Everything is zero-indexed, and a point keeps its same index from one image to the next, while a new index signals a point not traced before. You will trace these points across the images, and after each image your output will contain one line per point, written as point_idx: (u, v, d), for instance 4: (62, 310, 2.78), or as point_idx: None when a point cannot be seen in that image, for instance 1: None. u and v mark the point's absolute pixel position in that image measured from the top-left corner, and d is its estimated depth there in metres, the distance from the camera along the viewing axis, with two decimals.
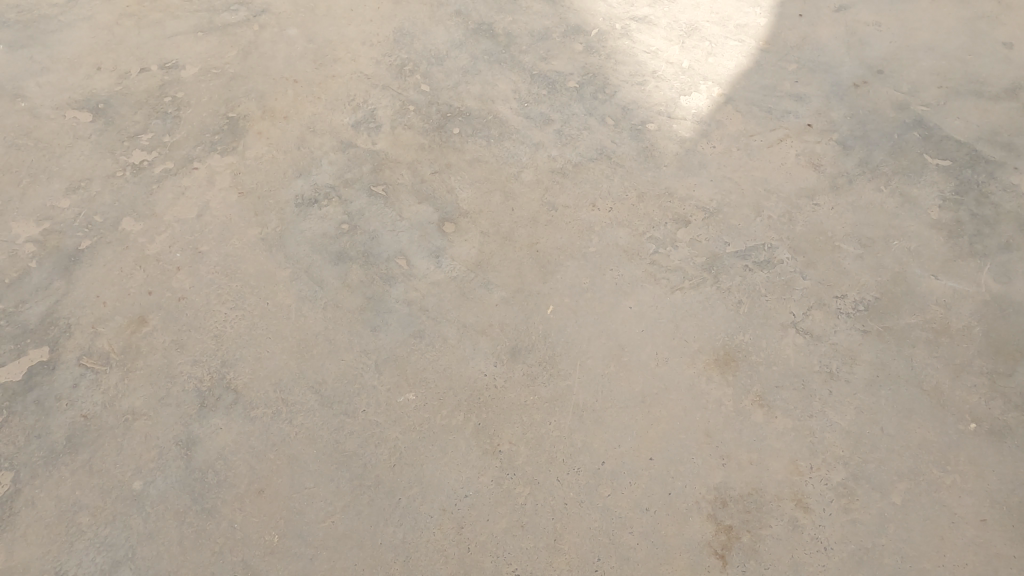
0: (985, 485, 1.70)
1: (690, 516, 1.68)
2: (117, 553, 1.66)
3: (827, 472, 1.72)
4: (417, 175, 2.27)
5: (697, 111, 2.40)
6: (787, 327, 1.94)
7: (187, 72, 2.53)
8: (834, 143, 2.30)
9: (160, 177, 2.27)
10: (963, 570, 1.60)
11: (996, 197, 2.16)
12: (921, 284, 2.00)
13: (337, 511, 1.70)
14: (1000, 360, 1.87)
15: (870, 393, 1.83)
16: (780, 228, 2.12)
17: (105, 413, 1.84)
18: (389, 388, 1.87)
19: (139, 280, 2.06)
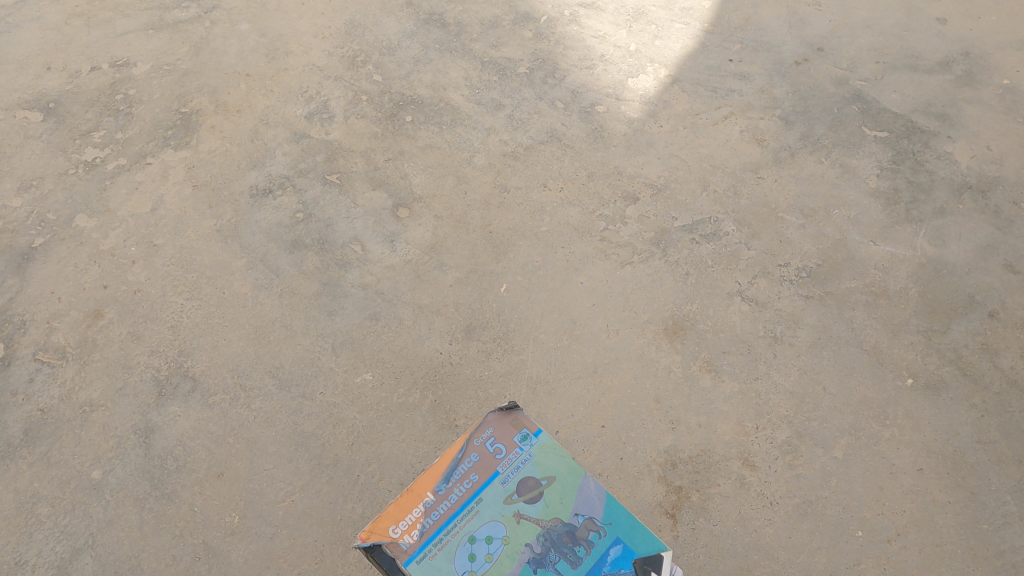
0: (922, 436, 1.77)
1: (641, 479, 1.73)
2: (76, 541, 1.67)
3: (772, 431, 1.79)
4: (371, 163, 2.29)
5: (645, 92, 2.45)
6: (733, 296, 2.00)
7: (139, 70, 2.53)
8: (776, 119, 2.36)
9: (113, 173, 2.27)
10: (902, 517, 1.68)
11: (931, 165, 2.24)
12: (861, 250, 2.08)
13: (297, 490, 1.73)
14: (935, 318, 1.95)
15: (812, 355, 1.89)
16: (725, 201, 2.18)
17: (62, 406, 1.85)
18: (347, 370, 1.90)
19: (93, 275, 2.07)
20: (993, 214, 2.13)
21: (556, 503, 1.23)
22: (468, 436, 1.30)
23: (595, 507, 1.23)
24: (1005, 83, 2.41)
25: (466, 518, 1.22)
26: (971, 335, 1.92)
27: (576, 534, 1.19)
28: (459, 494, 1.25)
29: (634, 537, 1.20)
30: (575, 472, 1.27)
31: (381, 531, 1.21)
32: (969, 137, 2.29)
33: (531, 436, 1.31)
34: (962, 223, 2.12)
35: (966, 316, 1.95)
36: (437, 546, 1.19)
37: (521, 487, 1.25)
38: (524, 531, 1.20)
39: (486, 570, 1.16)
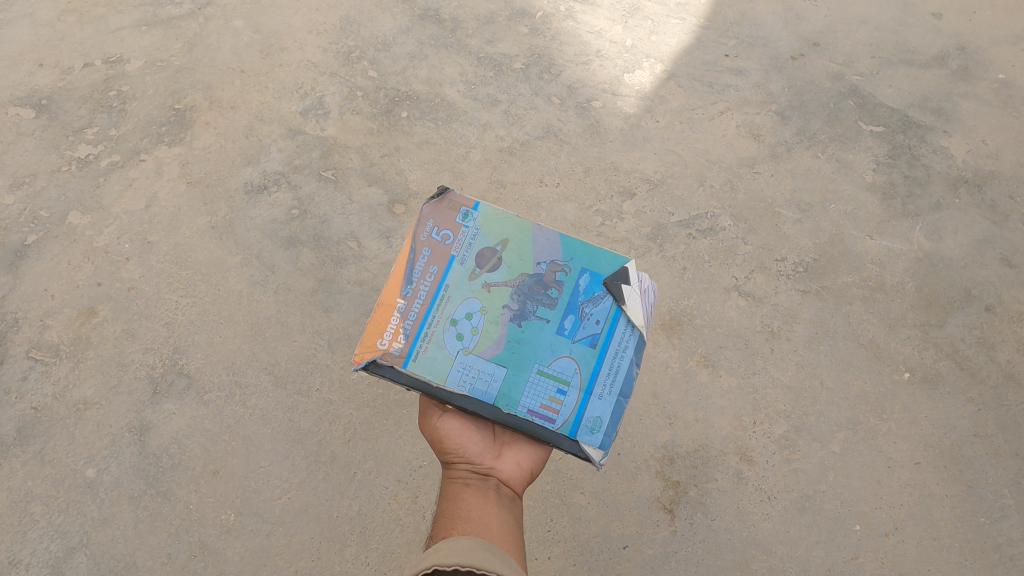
0: (919, 430, 1.78)
1: (638, 475, 1.73)
2: (71, 540, 1.67)
3: (770, 426, 1.79)
4: (367, 159, 2.27)
5: (641, 88, 2.42)
6: (730, 291, 1.99)
7: (133, 66, 2.47)
8: (773, 114, 2.35)
9: (106, 170, 2.25)
10: (899, 511, 1.68)
11: (927, 160, 2.24)
12: (858, 244, 2.07)
13: (293, 487, 1.73)
14: (932, 312, 1.95)
15: (810, 350, 1.89)
16: (722, 196, 2.17)
17: (56, 405, 1.84)
18: (343, 366, 1.89)
19: (87, 272, 2.05)
20: (989, 209, 2.13)
21: (516, 261, 1.30)
22: (414, 234, 1.30)
23: (551, 251, 1.31)
24: (1001, 78, 2.41)
25: (442, 305, 1.26)
26: (968, 329, 1.92)
27: (544, 281, 1.28)
28: (427, 289, 1.27)
29: (594, 262, 1.30)
30: (523, 228, 1.32)
31: (370, 348, 1.22)
32: (965, 132, 2.29)
33: (470, 212, 1.32)
34: (958, 218, 2.12)
35: (963, 310, 1.95)
36: (426, 340, 1.24)
37: (482, 260, 1.29)
38: (500, 297, 1.27)
39: (480, 339, 1.25)
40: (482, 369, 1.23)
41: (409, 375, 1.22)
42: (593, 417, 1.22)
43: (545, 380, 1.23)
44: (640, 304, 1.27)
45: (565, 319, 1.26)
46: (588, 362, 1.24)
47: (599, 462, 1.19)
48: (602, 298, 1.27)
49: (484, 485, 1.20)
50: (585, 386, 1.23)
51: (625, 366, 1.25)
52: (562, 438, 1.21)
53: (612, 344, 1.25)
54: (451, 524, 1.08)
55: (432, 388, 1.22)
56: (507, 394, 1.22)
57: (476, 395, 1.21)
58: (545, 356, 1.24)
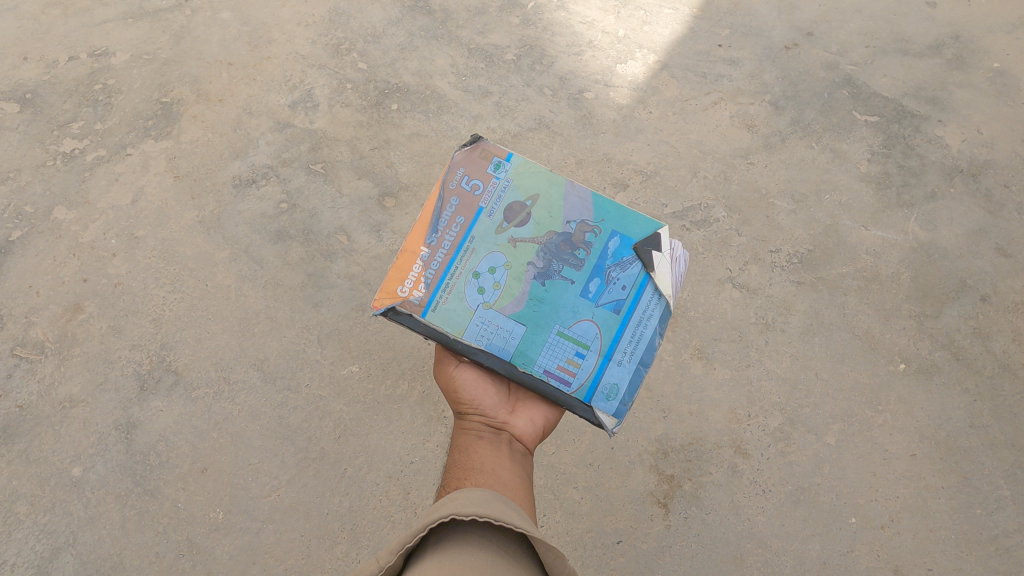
0: (915, 422, 1.76)
1: (632, 469, 1.71)
2: (57, 539, 1.65)
3: (764, 418, 1.77)
4: (356, 152, 2.24)
5: (634, 78, 2.39)
6: (724, 283, 1.97)
7: (118, 59, 2.43)
8: (767, 104, 2.32)
9: (92, 164, 2.22)
10: (895, 503, 1.67)
11: (922, 149, 2.22)
12: (853, 235, 2.05)
13: (283, 484, 1.71)
14: (927, 303, 1.93)
15: (804, 342, 1.88)
16: (716, 187, 2.15)
17: (41, 402, 1.81)
18: (333, 362, 1.86)
19: (72, 268, 2.02)
20: (984, 198, 2.11)
21: (546, 217, 1.23)
22: (442, 180, 1.24)
23: (583, 210, 1.23)
24: (995, 66, 2.39)
25: (466, 257, 1.21)
26: (963, 320, 1.90)
27: (573, 241, 1.22)
28: (451, 239, 1.21)
29: (627, 225, 1.22)
30: (556, 183, 1.25)
31: (389, 294, 1.18)
32: (960, 121, 2.27)
33: (503, 162, 1.25)
34: (953, 208, 2.10)
35: (958, 300, 1.93)
36: (446, 291, 1.19)
37: (510, 213, 1.23)
38: (526, 252, 1.22)
39: (501, 295, 1.20)
40: (501, 326, 1.19)
41: (427, 326, 1.18)
42: (610, 384, 1.18)
43: (565, 342, 1.18)
44: (670, 273, 1.20)
45: (591, 282, 1.20)
46: (611, 327, 1.19)
47: (612, 429, 1.16)
48: (631, 263, 1.20)
49: (497, 440, 1.19)
50: (605, 350, 1.18)
51: (648, 335, 1.19)
52: (576, 403, 1.17)
53: (637, 311, 1.19)
54: (464, 476, 1.08)
55: (449, 341, 1.19)
56: (524, 352, 1.18)
57: (493, 351, 1.18)
58: (567, 319, 1.19)
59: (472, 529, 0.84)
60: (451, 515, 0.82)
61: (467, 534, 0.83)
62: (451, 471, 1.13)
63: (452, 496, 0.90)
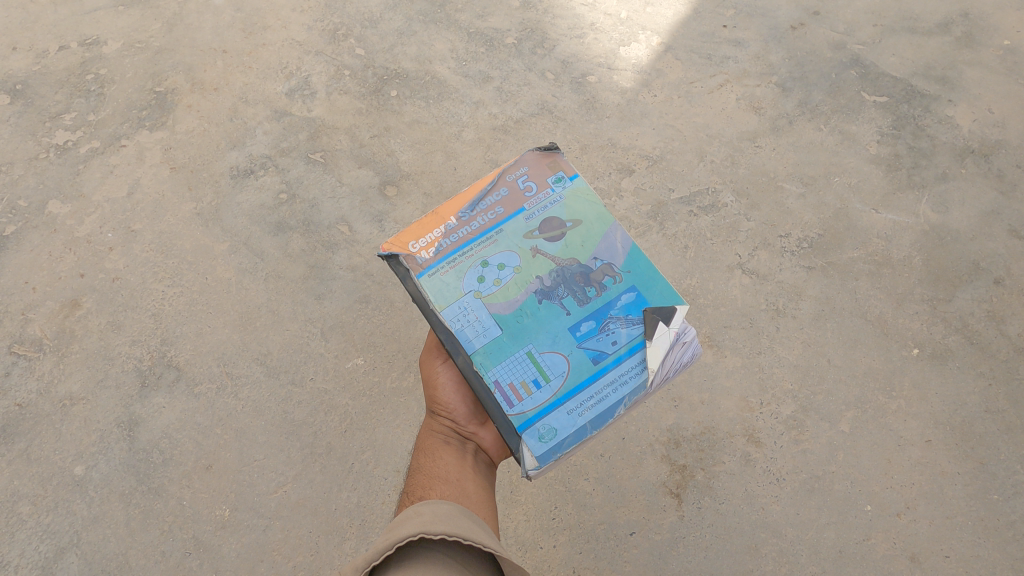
0: (929, 407, 1.74)
1: (644, 459, 1.69)
2: (61, 540, 1.62)
3: (777, 406, 1.75)
4: (356, 140, 2.20)
5: (637, 61, 2.34)
6: (734, 269, 1.94)
7: (110, 48, 2.38)
8: (774, 86, 2.28)
9: (86, 157, 2.17)
10: (910, 491, 1.65)
11: (932, 130, 2.18)
12: (864, 218, 2.02)
13: (289, 480, 1.68)
14: (940, 287, 1.90)
15: (815, 328, 1.85)
16: (723, 171, 2.11)
17: (41, 401, 1.78)
18: (337, 355, 1.83)
19: (69, 263, 1.98)
20: (996, 179, 2.08)
21: (577, 243, 1.16)
22: (504, 169, 1.22)
23: (619, 253, 1.14)
24: (1006, 44, 2.34)
25: (483, 244, 1.16)
26: (977, 303, 1.88)
27: (590, 276, 1.12)
28: (481, 223, 1.18)
29: (650, 288, 1.11)
30: (604, 220, 1.18)
31: (401, 243, 1.17)
32: (970, 101, 2.22)
33: (567, 178, 1.21)
34: (965, 189, 2.07)
35: (972, 283, 1.90)
36: (451, 265, 1.15)
37: (545, 225, 1.17)
38: (538, 265, 1.14)
39: (494, 292, 1.12)
40: (479, 319, 1.11)
41: (417, 287, 1.14)
42: (550, 427, 1.04)
43: (529, 365, 1.07)
44: (666, 353, 1.06)
45: (587, 321, 1.09)
46: (581, 374, 1.06)
47: (527, 472, 1.02)
48: (634, 324, 1.08)
49: (463, 449, 1.21)
50: (563, 392, 1.05)
51: (612, 401, 1.05)
52: (506, 428, 1.05)
53: (614, 371, 1.06)
54: (429, 485, 1.09)
55: (428, 310, 1.13)
56: (486, 354, 1.08)
57: (459, 339, 1.10)
58: (543, 342, 1.08)
59: (438, 546, 0.82)
60: (420, 535, 0.79)
61: (432, 551, 0.81)
62: (415, 476, 1.15)
63: (416, 510, 0.88)
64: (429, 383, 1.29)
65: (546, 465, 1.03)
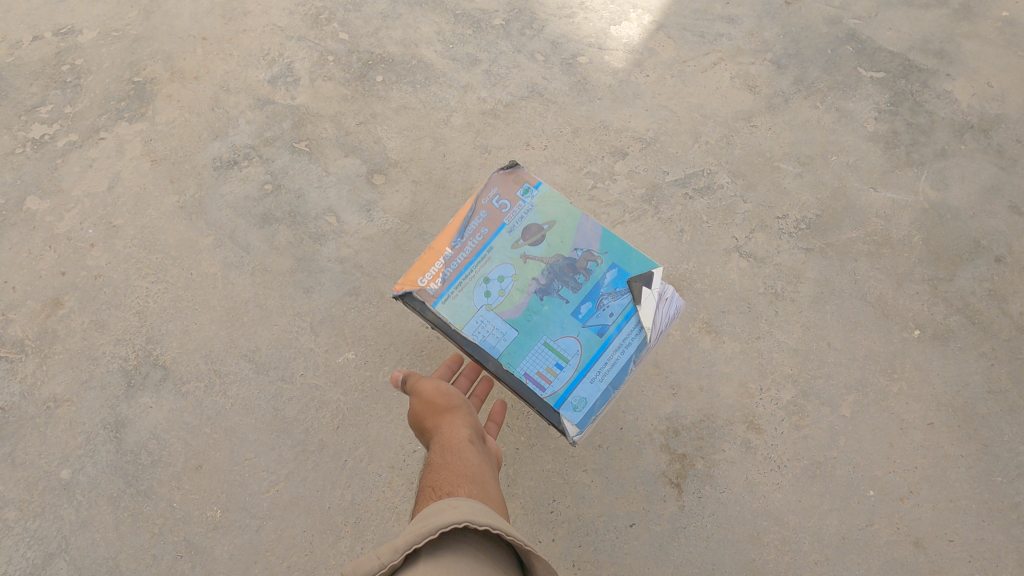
0: (931, 389, 1.71)
1: (643, 449, 1.66)
2: (49, 546, 1.58)
3: (777, 391, 1.72)
4: (342, 128, 2.14)
5: (629, 40, 2.28)
6: (731, 253, 1.90)
7: (85, 37, 2.30)
8: (768, 63, 2.22)
9: (64, 151, 2.10)
10: (913, 474, 1.63)
11: (931, 105, 2.13)
12: (862, 198, 1.98)
13: (282, 479, 1.65)
14: (941, 266, 1.87)
15: (815, 311, 1.81)
16: (719, 152, 2.07)
17: (24, 403, 1.73)
18: (327, 350, 1.79)
19: (49, 261, 1.93)
20: (996, 154, 2.04)
21: (556, 243, 1.44)
22: (476, 196, 1.47)
23: (592, 242, 1.44)
24: (1005, 15, 2.29)
25: (481, 263, 1.42)
26: (979, 282, 1.84)
27: (575, 266, 1.42)
28: (473, 246, 1.44)
29: (626, 261, 1.42)
30: (573, 215, 1.47)
31: (411, 281, 1.42)
32: (969, 74, 2.18)
33: (532, 188, 1.48)
34: (964, 165, 2.03)
35: (973, 262, 1.87)
36: (458, 289, 1.41)
37: (527, 233, 1.45)
38: (531, 267, 1.42)
39: (502, 302, 1.40)
40: (497, 326, 1.38)
41: (435, 314, 1.40)
42: (581, 397, 1.34)
43: (548, 353, 1.37)
44: (654, 310, 1.37)
45: (583, 305, 1.39)
46: (592, 346, 1.37)
47: (572, 437, 1.32)
48: (622, 294, 1.39)
49: (483, 452, 1.29)
50: (582, 365, 1.36)
51: (624, 361, 1.36)
52: (547, 409, 1.34)
53: (618, 337, 1.37)
54: (451, 478, 1.16)
55: (451, 331, 1.39)
56: (510, 354, 1.37)
57: (485, 348, 1.37)
58: (554, 332, 1.38)
59: (471, 537, 0.97)
60: (465, 523, 0.93)
61: (464, 542, 0.95)
62: (440, 470, 1.19)
63: (452, 503, 0.99)
64: (441, 392, 1.37)
65: (585, 428, 1.33)
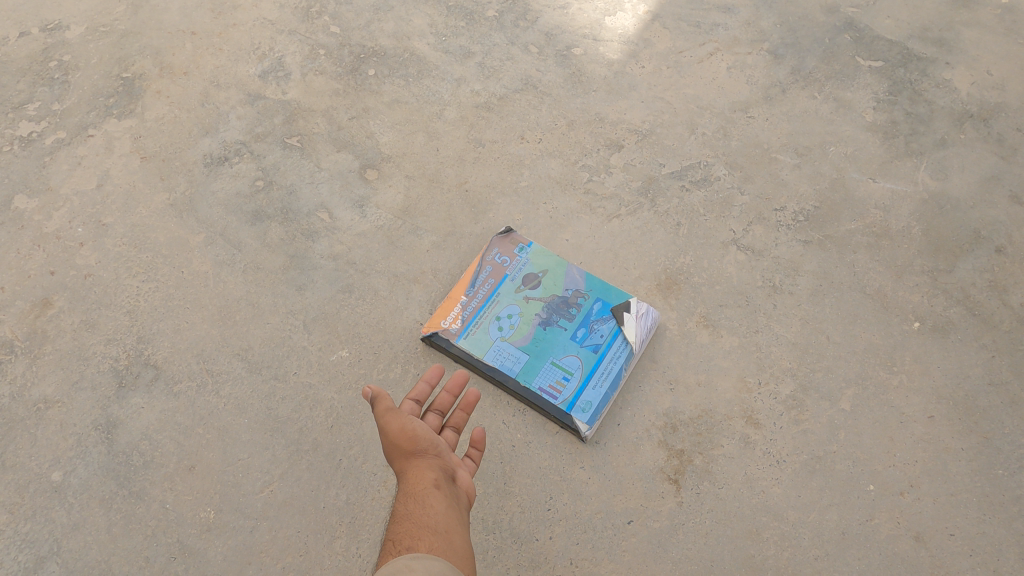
0: (931, 382, 1.69)
1: (641, 445, 1.64)
2: (40, 549, 1.57)
3: (776, 386, 1.70)
4: (334, 123, 2.11)
5: (624, 31, 2.25)
6: (728, 246, 1.88)
7: (73, 33, 2.27)
8: (765, 53, 2.20)
9: (52, 149, 2.07)
10: (913, 468, 1.61)
11: (930, 94, 2.10)
12: (861, 189, 1.96)
13: (275, 479, 1.63)
14: (941, 257, 1.85)
15: (814, 304, 1.79)
16: (715, 144, 2.04)
17: (15, 405, 1.71)
18: (321, 348, 1.77)
19: (38, 260, 1.90)
20: (996, 143, 2.01)
21: (551, 285, 1.81)
22: (481, 257, 1.84)
23: (579, 283, 1.81)
24: (1004, 3, 2.26)
25: (493, 305, 1.79)
26: (979, 273, 1.82)
27: (569, 301, 1.79)
28: (484, 292, 1.80)
29: (608, 294, 1.79)
30: (561, 264, 1.84)
31: (436, 325, 1.75)
32: (968, 63, 2.15)
33: (525, 247, 1.87)
34: (964, 154, 2.00)
35: (973, 252, 1.85)
36: (476, 326, 1.76)
37: (526, 280, 1.82)
38: (533, 306, 1.79)
39: (514, 333, 1.75)
40: (512, 352, 1.73)
41: (460, 348, 1.73)
42: (587, 402, 1.65)
43: (557, 369, 1.70)
44: (636, 327, 1.72)
45: (579, 330, 1.75)
46: (590, 360, 1.71)
47: (584, 435, 1.62)
48: (609, 319, 1.76)
49: (452, 496, 1.19)
50: (584, 376, 1.69)
51: (617, 370, 1.69)
52: (561, 415, 1.65)
53: (610, 352, 1.71)
54: (416, 535, 1.07)
55: (474, 360, 1.72)
56: (526, 373, 1.70)
57: (505, 370, 1.70)
58: (559, 352, 1.72)
59: None
60: None
61: None
62: (402, 522, 1.11)
63: None
64: (407, 432, 1.22)
65: (593, 426, 1.63)
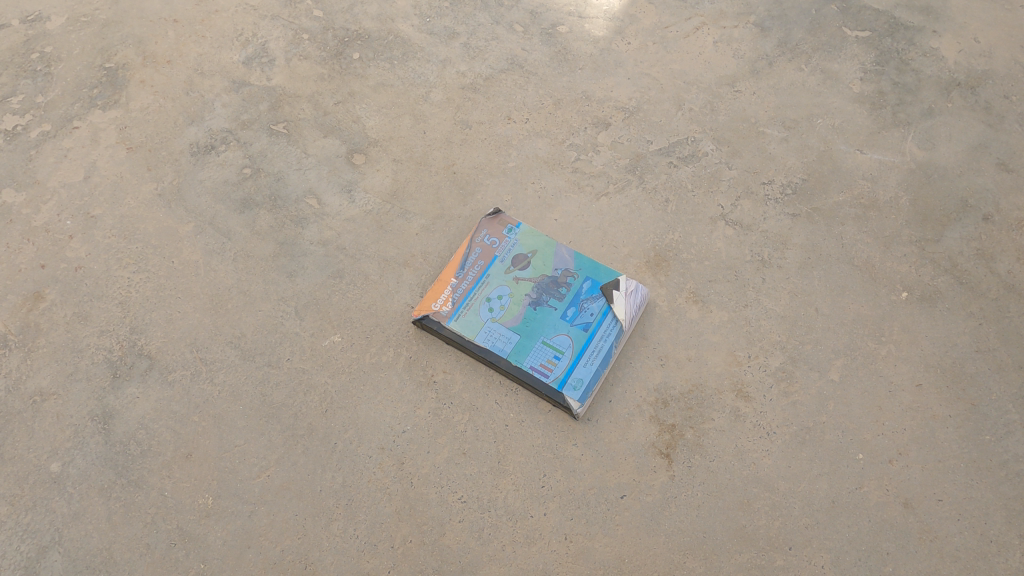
0: (920, 351, 1.71)
1: (633, 421, 1.66)
2: (42, 539, 1.59)
3: (765, 359, 1.71)
4: (319, 108, 2.10)
5: (609, 7, 2.24)
6: (717, 221, 1.88)
7: (54, 24, 2.25)
8: (752, 26, 2.18)
9: (38, 142, 2.06)
10: (902, 437, 1.63)
11: (917, 63, 2.10)
12: (848, 160, 1.96)
13: (272, 464, 1.65)
14: (928, 226, 1.85)
15: (802, 277, 1.80)
16: (703, 119, 2.03)
17: (11, 398, 1.72)
18: (313, 333, 1.78)
19: (28, 254, 1.90)
20: (984, 111, 2.01)
21: (540, 266, 1.81)
22: (470, 238, 1.84)
23: (568, 263, 1.81)
24: None
25: (483, 287, 1.79)
26: (967, 242, 1.83)
27: (558, 281, 1.79)
28: (473, 274, 1.80)
29: (597, 273, 1.79)
30: (550, 244, 1.84)
31: (427, 307, 1.75)
32: (956, 31, 2.14)
33: (514, 228, 1.86)
34: (952, 123, 2.00)
35: (960, 221, 1.86)
36: (467, 308, 1.75)
37: (516, 261, 1.82)
38: (524, 286, 1.79)
39: (505, 313, 1.75)
40: (502, 333, 1.73)
41: (451, 330, 1.73)
42: (578, 380, 1.66)
43: (547, 348, 1.70)
44: (625, 305, 1.72)
45: (569, 309, 1.75)
46: (580, 338, 1.71)
47: (575, 412, 1.63)
48: (599, 297, 1.76)
49: None
50: (574, 355, 1.69)
51: (607, 347, 1.70)
52: (553, 393, 1.65)
53: (600, 330, 1.72)
54: None
55: (465, 342, 1.72)
56: (516, 353, 1.70)
57: (496, 351, 1.70)
58: (550, 332, 1.72)
59: None
60: None
61: None
62: None
63: None
64: None
65: (584, 403, 1.64)
